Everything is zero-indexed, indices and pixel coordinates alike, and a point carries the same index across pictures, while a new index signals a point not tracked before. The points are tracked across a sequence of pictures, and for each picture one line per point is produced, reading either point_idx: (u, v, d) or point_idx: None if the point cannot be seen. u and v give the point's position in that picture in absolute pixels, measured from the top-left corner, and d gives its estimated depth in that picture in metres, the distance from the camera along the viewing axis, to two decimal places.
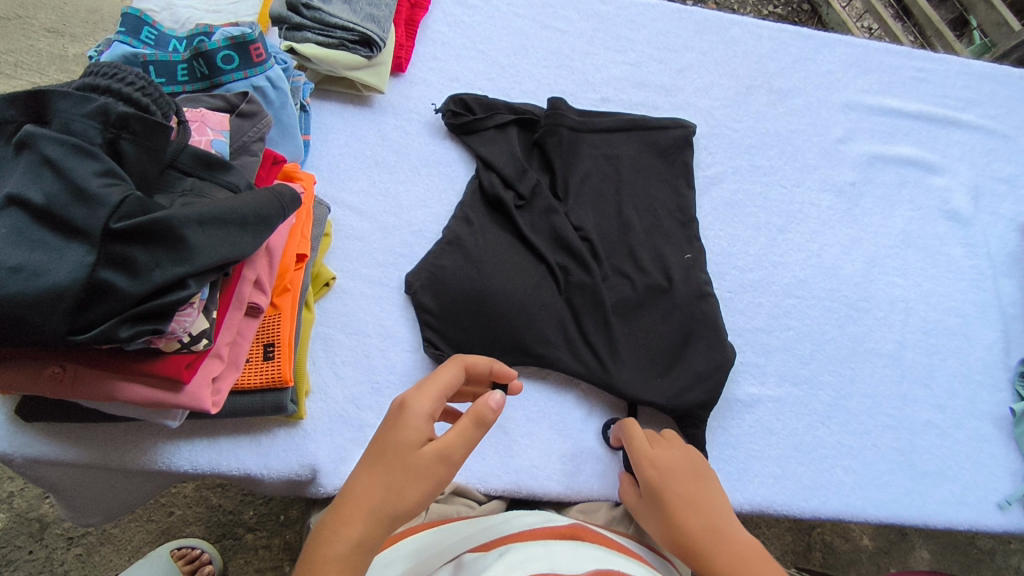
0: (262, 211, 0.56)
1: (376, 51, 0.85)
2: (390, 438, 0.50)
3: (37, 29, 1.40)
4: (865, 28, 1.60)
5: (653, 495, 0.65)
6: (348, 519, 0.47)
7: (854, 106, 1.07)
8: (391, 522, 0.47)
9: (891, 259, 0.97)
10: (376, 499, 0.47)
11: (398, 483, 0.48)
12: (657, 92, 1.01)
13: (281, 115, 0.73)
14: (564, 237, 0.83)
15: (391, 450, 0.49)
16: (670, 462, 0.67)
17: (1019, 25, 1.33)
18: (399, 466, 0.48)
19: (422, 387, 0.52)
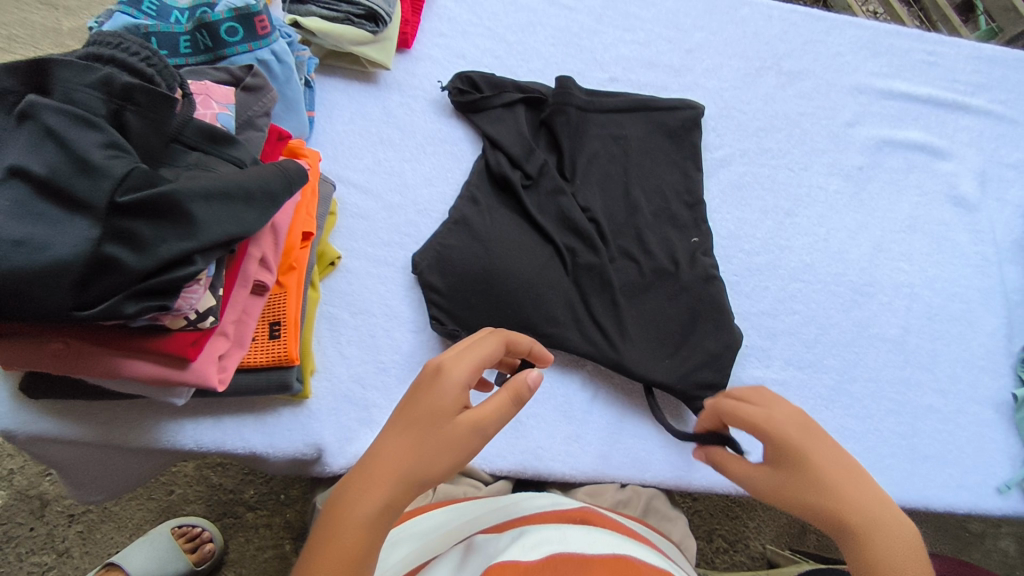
0: (272, 186, 0.55)
1: (382, 26, 0.84)
2: (423, 404, 0.49)
3: (30, 2, 1.37)
4: (871, 12, 1.59)
5: (800, 468, 0.53)
6: (376, 480, 0.46)
7: (863, 89, 1.06)
8: (417, 488, 0.47)
9: (897, 244, 0.97)
10: (404, 462, 0.47)
11: (429, 451, 0.48)
12: (666, 72, 1.00)
13: (286, 90, 0.72)
14: (571, 218, 0.82)
15: (422, 416, 0.49)
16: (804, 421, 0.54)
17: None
18: (430, 433, 0.48)
19: (459, 355, 0.51)
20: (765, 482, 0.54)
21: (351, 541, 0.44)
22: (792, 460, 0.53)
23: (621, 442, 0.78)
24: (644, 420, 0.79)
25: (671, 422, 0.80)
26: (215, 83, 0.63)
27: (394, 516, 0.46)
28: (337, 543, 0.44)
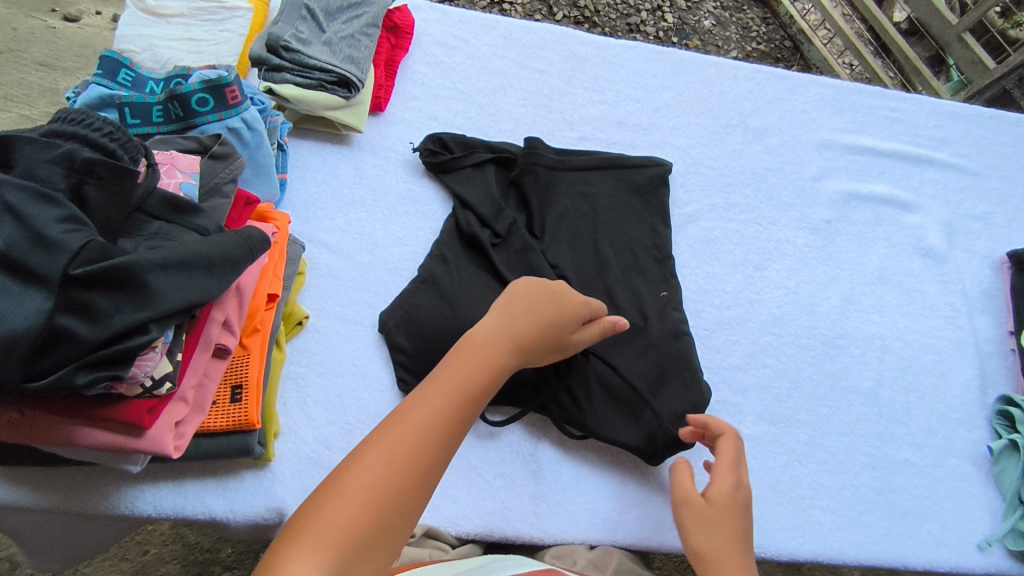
0: (235, 252, 0.57)
1: (354, 92, 0.87)
2: (556, 312, 0.66)
3: (29, 63, 1.43)
4: (846, 65, 1.63)
5: (721, 515, 0.64)
6: (515, 343, 0.62)
7: (828, 145, 1.09)
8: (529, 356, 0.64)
9: (867, 296, 0.97)
10: (533, 340, 0.63)
11: (549, 343, 0.65)
12: (634, 131, 1.03)
13: (256, 155, 0.74)
14: (541, 275, 0.84)
15: (553, 318, 0.66)
16: (739, 561, 0.61)
17: (992, 63, 1.37)
18: (553, 334, 0.66)
19: (584, 299, 0.70)
20: (693, 511, 0.65)
21: (489, 366, 0.59)
22: (718, 506, 0.65)
23: (591, 503, 0.77)
24: (615, 479, 0.78)
25: (642, 481, 0.79)
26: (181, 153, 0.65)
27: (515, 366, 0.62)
28: (479, 364, 0.58)
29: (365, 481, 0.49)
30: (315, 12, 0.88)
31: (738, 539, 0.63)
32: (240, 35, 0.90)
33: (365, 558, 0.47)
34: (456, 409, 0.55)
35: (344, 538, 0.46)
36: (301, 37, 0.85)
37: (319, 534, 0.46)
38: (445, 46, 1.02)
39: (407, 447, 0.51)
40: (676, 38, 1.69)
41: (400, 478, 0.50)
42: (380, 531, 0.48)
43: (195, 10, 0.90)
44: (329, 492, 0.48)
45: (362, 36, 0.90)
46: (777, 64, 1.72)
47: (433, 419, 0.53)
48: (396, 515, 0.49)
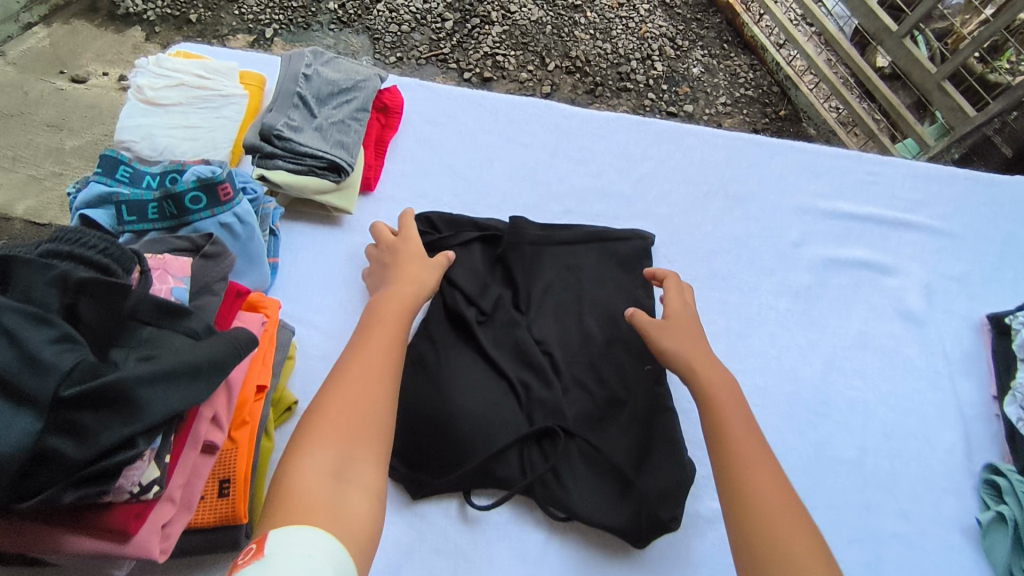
0: (219, 358, 0.60)
1: (344, 175, 0.90)
2: (408, 250, 0.86)
3: (37, 124, 1.48)
4: (834, 108, 1.63)
5: (681, 325, 0.85)
6: (411, 283, 0.81)
7: (808, 210, 1.10)
8: (424, 292, 0.82)
9: (849, 359, 0.98)
10: (416, 274, 0.83)
11: (423, 269, 0.84)
12: (617, 202, 1.05)
13: (248, 246, 0.77)
14: (527, 353, 0.86)
15: (411, 257, 0.85)
16: (703, 354, 0.82)
17: (972, 111, 1.35)
18: (419, 261, 0.85)
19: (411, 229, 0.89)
20: (661, 324, 0.84)
21: (399, 305, 0.78)
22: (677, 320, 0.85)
23: None
24: (600, 559, 0.79)
25: (628, 562, 0.79)
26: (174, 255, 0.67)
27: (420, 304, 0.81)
28: (396, 306, 0.78)
29: (344, 398, 0.67)
30: (307, 99, 0.92)
31: (699, 342, 0.83)
32: (236, 122, 0.94)
33: (362, 453, 0.65)
34: (390, 347, 0.73)
35: (342, 441, 0.64)
36: (292, 124, 0.89)
37: (322, 443, 0.63)
38: (434, 122, 1.05)
39: (366, 378, 0.69)
40: (666, 86, 1.70)
41: (366, 390, 0.68)
42: (365, 433, 0.66)
43: (191, 98, 0.93)
44: (316, 418, 0.66)
45: (352, 121, 0.94)
46: (767, 110, 1.71)
47: (378, 355, 0.72)
48: (375, 412, 0.67)
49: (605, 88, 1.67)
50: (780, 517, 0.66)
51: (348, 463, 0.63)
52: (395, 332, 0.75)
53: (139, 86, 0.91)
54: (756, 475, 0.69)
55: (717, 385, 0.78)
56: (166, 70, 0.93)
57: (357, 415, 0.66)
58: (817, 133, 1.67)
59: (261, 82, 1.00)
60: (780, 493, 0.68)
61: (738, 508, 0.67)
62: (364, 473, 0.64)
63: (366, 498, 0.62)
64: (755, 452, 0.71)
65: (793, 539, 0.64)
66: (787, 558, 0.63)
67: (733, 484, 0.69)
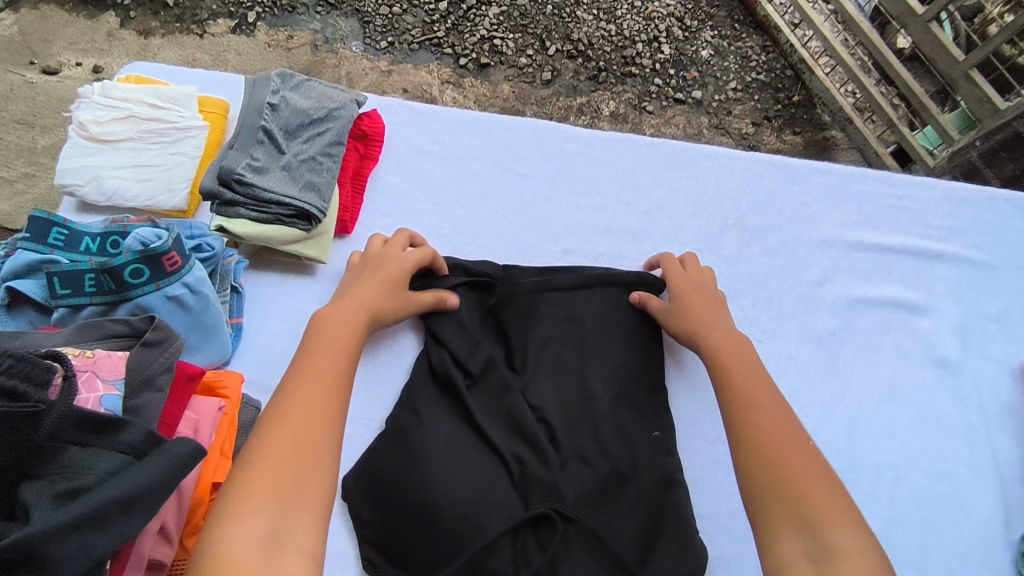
0: (153, 484, 0.52)
1: (315, 223, 0.80)
2: (388, 275, 0.79)
3: (9, 122, 1.38)
4: (850, 93, 1.42)
5: (697, 302, 0.83)
6: (361, 306, 0.73)
7: (832, 242, 1.00)
8: (378, 316, 0.75)
9: (876, 417, 0.90)
10: (378, 301, 0.76)
11: (394, 303, 0.77)
12: (623, 239, 0.95)
13: (203, 318, 0.68)
14: (520, 422, 0.78)
15: (390, 286, 0.78)
16: (715, 326, 0.79)
17: (1003, 102, 1.15)
18: (396, 294, 0.78)
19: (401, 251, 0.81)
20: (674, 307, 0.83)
21: (345, 329, 0.70)
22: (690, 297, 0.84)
23: None
24: None
25: None
26: (113, 350, 0.59)
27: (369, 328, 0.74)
28: (339, 329, 0.69)
29: (279, 446, 0.58)
30: (273, 133, 0.81)
31: (707, 310, 0.82)
32: (194, 158, 0.82)
33: (299, 509, 0.55)
34: (335, 380, 0.64)
35: (276, 498, 0.55)
36: (256, 165, 0.79)
37: (252, 504, 0.54)
38: (419, 150, 0.95)
39: (307, 420, 0.60)
40: (673, 71, 1.47)
41: (305, 434, 0.59)
42: (303, 485, 0.57)
43: (143, 133, 0.81)
44: (245, 470, 0.57)
45: (324, 156, 0.83)
46: (779, 96, 1.47)
47: (321, 391, 0.62)
48: (314, 459, 0.58)
49: (607, 77, 1.45)
50: (787, 452, 0.62)
51: (283, 524, 0.54)
52: (339, 363, 0.66)
53: (82, 121, 0.80)
54: (761, 413, 0.66)
55: (724, 344, 0.76)
56: (113, 99, 0.82)
57: (293, 465, 0.57)
58: (832, 120, 1.45)
59: (224, 108, 0.88)
60: (787, 429, 0.65)
61: (741, 444, 0.64)
62: (300, 534, 0.55)
63: (303, 564, 0.53)
64: (760, 395, 0.68)
65: (800, 475, 0.60)
66: (794, 493, 0.59)
67: (737, 424, 0.66)
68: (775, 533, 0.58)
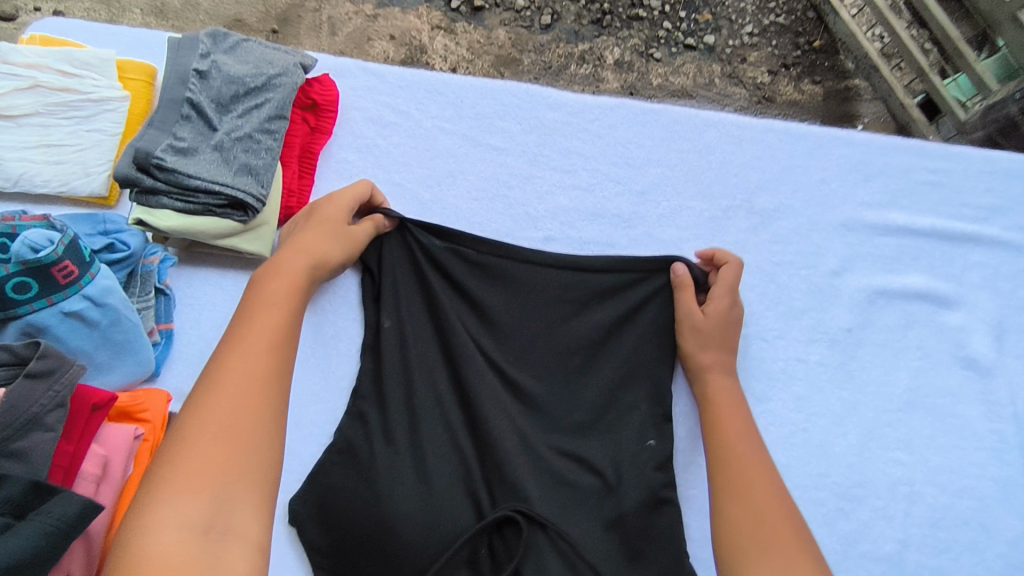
0: (20, 554, 0.44)
1: (252, 213, 0.69)
2: (326, 214, 0.70)
3: None
4: (876, 38, 1.27)
5: (720, 326, 0.75)
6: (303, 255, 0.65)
7: (853, 226, 0.88)
8: (322, 265, 0.67)
9: (892, 427, 0.81)
10: (321, 247, 0.67)
11: (336, 246, 0.69)
12: (614, 224, 0.84)
13: (111, 334, 0.59)
14: (484, 421, 0.70)
15: (330, 226, 0.69)
16: (722, 365, 0.74)
17: None
18: (336, 233, 0.69)
19: (342, 193, 0.72)
20: (693, 316, 0.75)
21: (290, 280, 0.62)
22: (716, 317, 0.75)
23: None
24: None
25: None
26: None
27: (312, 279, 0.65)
28: (285, 283, 0.61)
29: (217, 412, 0.48)
30: (200, 107, 0.69)
31: (723, 348, 0.75)
32: (114, 135, 0.71)
33: (243, 487, 0.46)
34: (277, 341, 0.55)
35: (214, 475, 0.45)
36: (180, 146, 0.67)
37: (183, 483, 0.44)
38: (379, 122, 0.83)
39: (245, 385, 0.50)
40: (683, 13, 1.29)
41: (249, 397, 0.50)
42: (246, 460, 0.47)
43: (52, 106, 0.70)
44: (177, 443, 0.47)
45: (263, 133, 0.71)
46: (799, 41, 1.30)
47: (262, 353, 0.53)
48: (258, 426, 0.49)
49: (612, 21, 1.27)
50: (756, 488, 0.62)
51: (221, 503, 0.45)
52: (280, 324, 0.56)
53: None
54: (755, 473, 0.63)
55: (724, 386, 0.73)
56: (14, 66, 0.69)
57: (233, 436, 0.48)
58: (856, 68, 1.29)
59: (150, 74, 0.75)
60: (778, 496, 0.62)
61: (731, 500, 0.62)
62: (244, 517, 0.45)
63: (247, 556, 0.44)
64: (754, 456, 0.65)
65: (786, 542, 0.57)
66: (778, 555, 0.56)
67: (724, 476, 0.64)
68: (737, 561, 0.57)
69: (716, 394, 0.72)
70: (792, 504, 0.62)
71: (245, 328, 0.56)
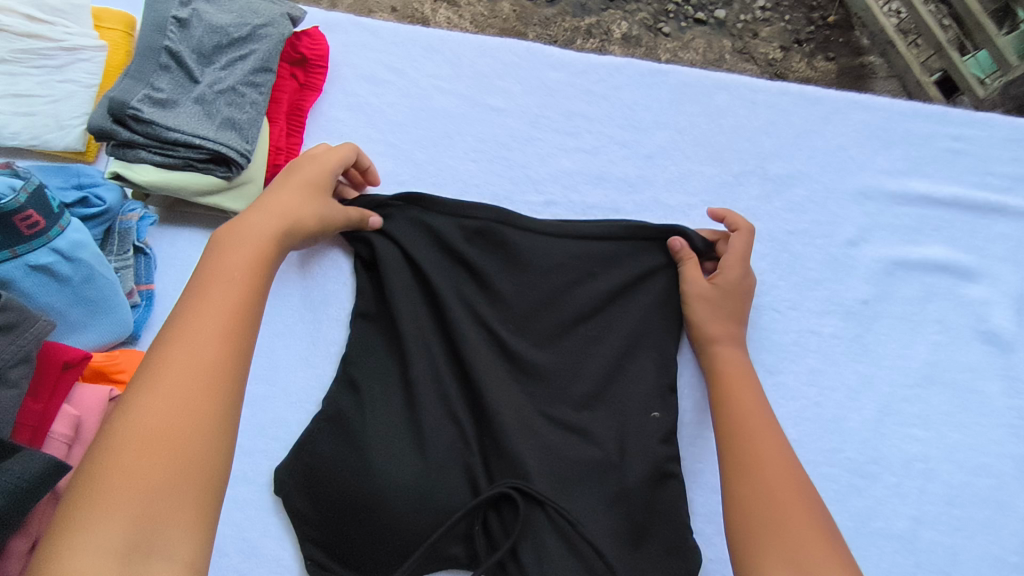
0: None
1: (236, 169, 0.66)
2: (299, 181, 0.63)
3: None
4: (893, 14, 1.21)
5: (727, 296, 0.72)
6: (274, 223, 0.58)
7: (870, 194, 0.84)
8: (297, 228, 0.60)
9: (908, 403, 0.77)
10: (294, 217, 0.60)
11: (311, 218, 0.62)
12: (619, 190, 0.80)
13: (85, 290, 0.57)
14: (481, 392, 0.67)
15: (307, 197, 0.62)
16: (731, 336, 0.71)
17: None
18: (310, 203, 0.62)
19: (320, 156, 0.66)
20: (700, 286, 0.72)
21: (254, 251, 0.54)
22: (723, 287, 0.72)
23: None
24: None
25: None
26: None
27: (280, 251, 0.57)
28: (246, 254, 0.53)
29: (154, 414, 0.42)
30: (180, 57, 0.66)
31: (731, 319, 0.72)
32: (89, 87, 0.67)
33: (176, 505, 0.40)
34: (227, 324, 0.48)
35: (140, 491, 0.39)
36: (157, 97, 0.64)
37: (110, 501, 0.38)
38: (373, 79, 0.79)
39: (189, 382, 0.44)
40: None
41: (193, 396, 0.43)
42: (181, 472, 0.41)
43: (20, 53, 0.66)
44: (106, 447, 0.40)
45: (247, 86, 0.67)
46: (813, 15, 1.25)
47: (206, 340, 0.46)
48: (203, 430, 0.43)
49: None
50: (767, 458, 0.59)
51: (150, 526, 0.38)
52: (233, 302, 0.49)
53: None
54: (765, 450, 0.60)
55: (733, 357, 0.70)
56: None
57: (167, 443, 0.41)
58: (871, 43, 1.22)
59: (127, 24, 0.71)
60: (790, 474, 0.58)
61: (738, 479, 0.58)
62: (174, 541, 0.39)
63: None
64: (765, 432, 0.62)
65: (799, 515, 0.55)
66: (788, 534, 0.53)
67: (733, 446, 0.61)
68: (750, 536, 0.55)
69: (725, 365, 0.69)
70: (803, 475, 0.59)
71: (196, 306, 0.48)
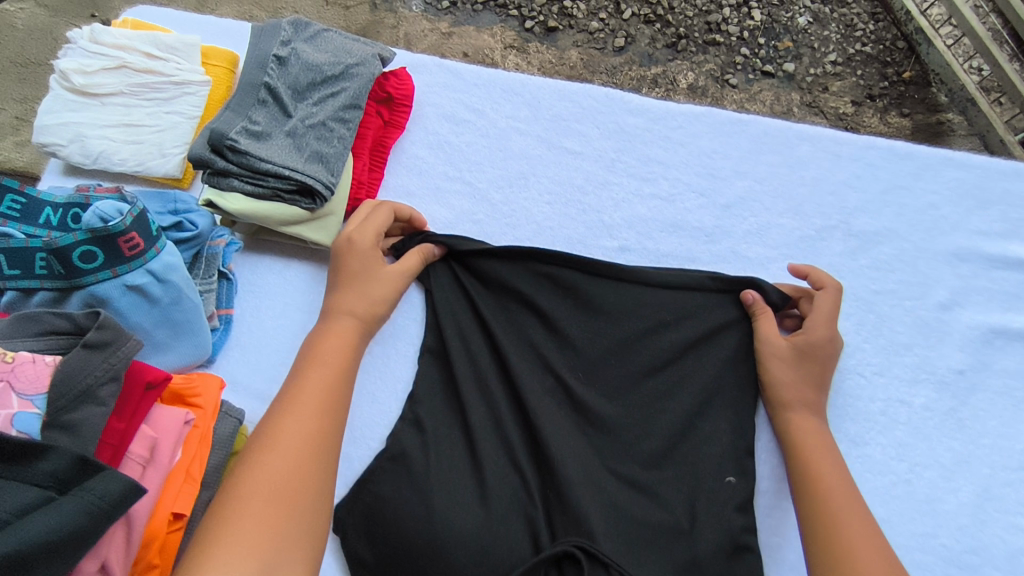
0: (58, 532, 0.42)
1: (320, 201, 0.67)
2: (355, 261, 0.66)
3: None
4: (974, 70, 1.15)
5: (808, 358, 0.68)
6: (353, 311, 0.63)
7: (966, 255, 0.79)
8: (370, 326, 0.64)
9: (1013, 489, 0.70)
10: (364, 304, 0.64)
11: (377, 299, 0.65)
12: (694, 238, 0.78)
13: (172, 312, 0.59)
14: (544, 441, 0.64)
15: (365, 279, 0.65)
16: (812, 400, 0.66)
17: None
18: (370, 284, 0.65)
19: (364, 225, 0.68)
20: (777, 346, 0.68)
21: (343, 339, 0.61)
22: (802, 348, 0.68)
23: None
24: None
25: None
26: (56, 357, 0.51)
27: (358, 342, 0.62)
28: (339, 340, 0.61)
29: (271, 477, 0.49)
30: (277, 92, 0.68)
31: (812, 382, 0.67)
32: (191, 119, 0.71)
33: (289, 559, 0.46)
34: (327, 405, 0.55)
35: (267, 543, 0.46)
36: (254, 129, 0.66)
37: (236, 550, 0.44)
38: (453, 119, 0.81)
39: (298, 453, 0.51)
40: (763, 40, 1.20)
41: (302, 464, 0.51)
42: (290, 535, 0.47)
43: (134, 87, 0.70)
44: (232, 506, 0.47)
45: (336, 122, 0.70)
46: (886, 71, 1.18)
47: (310, 418, 0.54)
48: (309, 494, 0.50)
49: (689, 45, 1.19)
50: (860, 546, 0.54)
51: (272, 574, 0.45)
52: (328, 383, 0.57)
53: (65, 70, 0.69)
54: (854, 534, 0.55)
55: (810, 425, 0.65)
56: (104, 47, 0.71)
57: (285, 505, 0.48)
58: (949, 102, 1.15)
59: (231, 61, 0.75)
60: (883, 560, 0.53)
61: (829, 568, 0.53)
62: None
63: None
64: (852, 513, 0.57)
65: None
66: None
67: (821, 530, 0.56)
68: None
69: (802, 434, 0.64)
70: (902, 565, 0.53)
71: (298, 388, 0.56)
